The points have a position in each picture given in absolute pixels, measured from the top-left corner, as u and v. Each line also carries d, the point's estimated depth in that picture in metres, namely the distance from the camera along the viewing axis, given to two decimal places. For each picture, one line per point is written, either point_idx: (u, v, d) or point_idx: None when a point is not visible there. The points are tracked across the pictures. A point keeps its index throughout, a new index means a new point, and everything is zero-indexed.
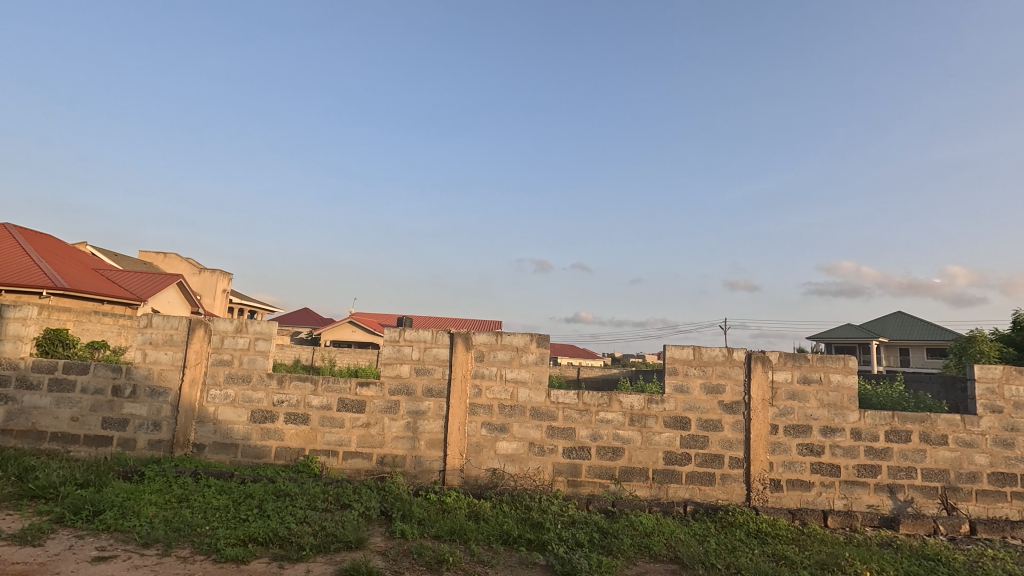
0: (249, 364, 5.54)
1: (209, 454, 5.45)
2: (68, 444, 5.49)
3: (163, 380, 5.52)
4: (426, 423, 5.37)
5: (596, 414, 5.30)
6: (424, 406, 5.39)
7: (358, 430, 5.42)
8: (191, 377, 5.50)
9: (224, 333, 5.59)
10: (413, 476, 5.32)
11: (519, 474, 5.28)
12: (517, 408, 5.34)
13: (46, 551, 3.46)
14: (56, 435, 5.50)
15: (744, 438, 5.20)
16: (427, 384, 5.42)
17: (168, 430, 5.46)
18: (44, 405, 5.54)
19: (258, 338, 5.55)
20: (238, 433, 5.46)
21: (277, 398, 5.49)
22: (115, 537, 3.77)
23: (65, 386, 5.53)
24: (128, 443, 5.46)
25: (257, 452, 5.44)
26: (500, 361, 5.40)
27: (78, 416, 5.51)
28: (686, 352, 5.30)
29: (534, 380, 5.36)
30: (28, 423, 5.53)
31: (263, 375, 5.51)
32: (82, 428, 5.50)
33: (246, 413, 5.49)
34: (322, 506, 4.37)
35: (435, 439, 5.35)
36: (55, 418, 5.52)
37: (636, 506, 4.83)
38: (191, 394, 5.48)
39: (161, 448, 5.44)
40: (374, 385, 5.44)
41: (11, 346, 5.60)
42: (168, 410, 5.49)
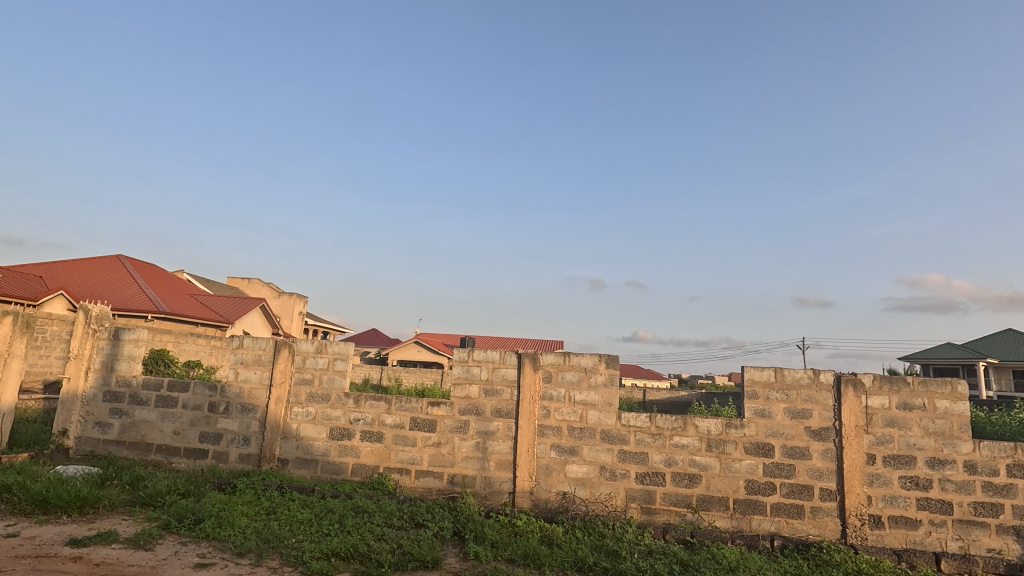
0: (328, 383, 5.83)
1: (293, 468, 5.75)
2: (171, 456, 5.98)
3: (252, 398, 5.92)
4: (495, 444, 5.39)
5: (670, 438, 5.10)
6: (493, 426, 5.42)
7: (429, 449, 5.52)
8: (277, 395, 5.86)
9: (306, 353, 5.93)
10: (484, 497, 5.33)
11: (590, 499, 5.15)
12: (586, 430, 5.25)
13: (156, 556, 3.76)
14: (161, 446, 6.01)
15: (837, 468, 4.80)
16: (495, 405, 5.45)
17: (257, 445, 5.82)
18: (151, 418, 6.08)
19: (337, 358, 5.84)
20: (319, 450, 5.73)
21: (353, 416, 5.72)
22: (213, 545, 4.04)
23: (169, 402, 6.06)
24: (221, 456, 5.87)
25: (336, 468, 5.67)
26: (568, 382, 5.35)
27: (180, 430, 6.01)
28: (767, 374, 5.00)
29: (603, 402, 5.26)
30: (138, 435, 6.09)
31: (340, 395, 5.78)
32: (183, 441, 5.98)
33: (325, 430, 5.76)
34: (397, 525, 4.46)
35: (505, 460, 5.35)
36: (161, 431, 6.04)
37: (717, 538, 4.56)
38: (277, 411, 5.83)
39: (250, 462, 5.80)
40: (444, 405, 5.54)
41: (125, 365, 6.26)
42: (256, 426, 5.86)
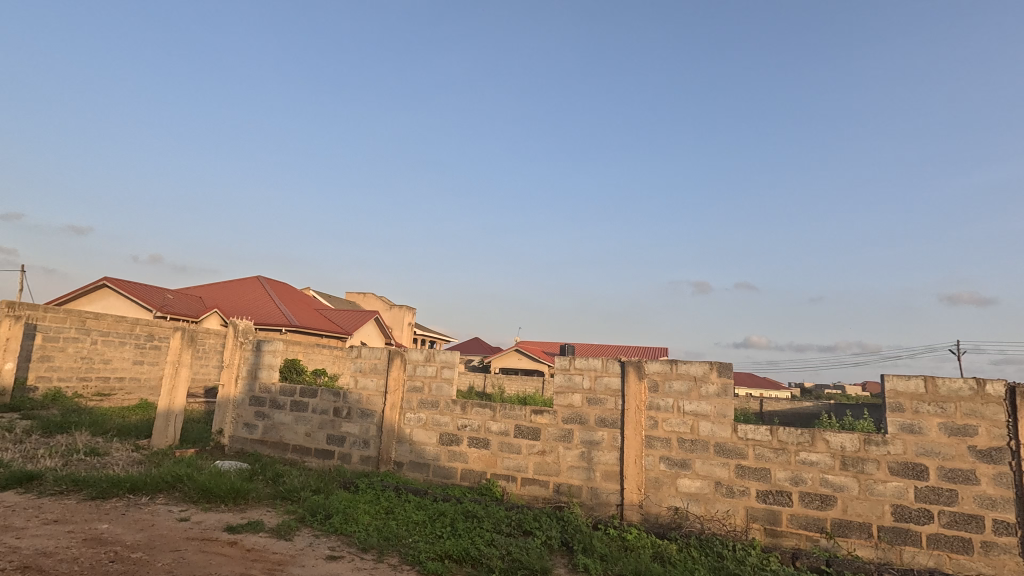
0: (437, 391, 6.12)
1: (407, 471, 6.09)
2: (304, 455, 6.63)
3: (370, 404, 6.39)
4: (600, 454, 5.27)
5: (796, 454, 4.63)
6: (598, 435, 5.31)
7: (534, 457, 5.55)
8: (391, 401, 6.26)
9: (416, 362, 6.28)
10: (591, 507, 5.23)
11: (706, 516, 4.83)
12: (698, 443, 4.94)
13: (295, 546, 4.17)
14: (296, 446, 6.70)
15: (1016, 497, 4.03)
16: (599, 414, 5.34)
17: (375, 448, 6.26)
18: (287, 421, 6.80)
19: (444, 367, 6.12)
20: (430, 454, 6.01)
21: (461, 422, 5.94)
22: (341, 539, 4.40)
23: (301, 406, 6.74)
24: (345, 457, 6.39)
25: (446, 473, 5.91)
26: (676, 392, 5.09)
27: (311, 432, 6.65)
28: (914, 384, 4.36)
29: (716, 413, 4.93)
30: (277, 435, 6.84)
31: (448, 402, 6.03)
32: (313, 442, 6.60)
33: (436, 435, 6.03)
34: (505, 531, 4.53)
35: (611, 471, 5.21)
36: (295, 432, 6.73)
37: (859, 569, 4.03)
38: (392, 416, 6.22)
39: (370, 463, 6.25)
40: (548, 413, 5.55)
41: (266, 373, 7.08)
42: (374, 430, 6.31)
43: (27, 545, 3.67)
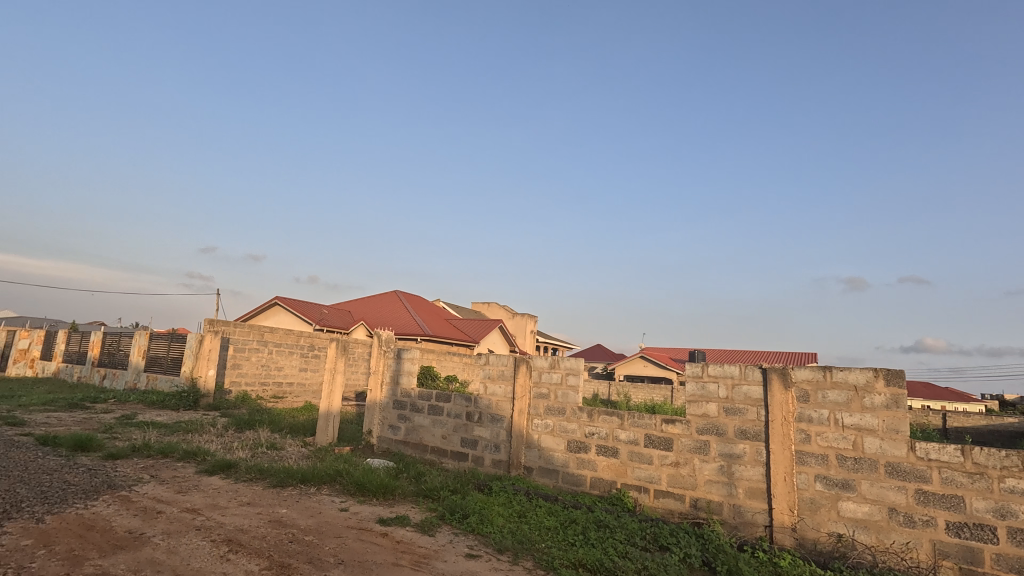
0: (563, 397, 6.15)
1: (537, 476, 6.17)
2: (441, 456, 7.08)
3: (499, 409, 6.62)
4: (743, 469, 4.86)
5: (1000, 481, 3.82)
6: (739, 449, 4.90)
7: (667, 469, 5.30)
8: (519, 407, 6.42)
9: (541, 369, 6.38)
10: (734, 527, 4.83)
11: (878, 547, 4.19)
12: (864, 461, 4.32)
13: (437, 542, 4.46)
14: (434, 448, 7.18)
15: None
16: (739, 425, 4.93)
17: (506, 452, 6.46)
18: (426, 424, 7.32)
19: (569, 374, 6.14)
20: (558, 460, 6.04)
21: (588, 430, 5.88)
22: (478, 539, 4.60)
23: (437, 410, 7.21)
24: (478, 460, 6.69)
25: (576, 480, 5.88)
26: (832, 403, 4.51)
27: (446, 434, 7.08)
28: None
29: (885, 428, 4.27)
30: (417, 437, 7.39)
31: (575, 408, 6.02)
32: (449, 444, 7.02)
33: (563, 442, 6.05)
34: (640, 544, 4.37)
35: (756, 488, 4.77)
36: (433, 434, 7.21)
37: None
38: (520, 422, 6.38)
39: (501, 467, 6.46)
40: (680, 423, 5.27)
41: (406, 379, 7.71)
42: (504, 434, 6.53)
43: (229, 522, 4.40)
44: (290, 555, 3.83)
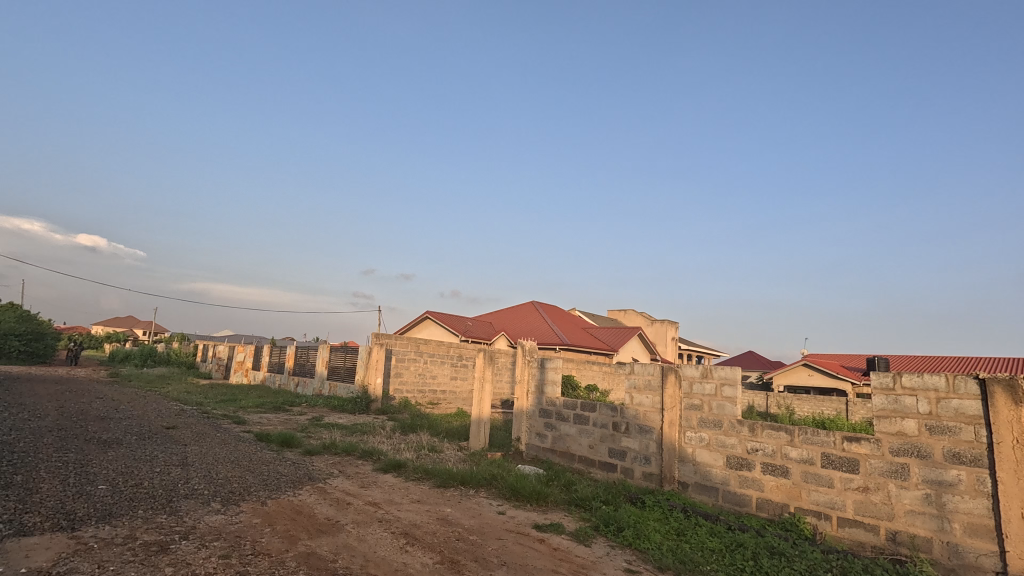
0: (719, 409, 5.74)
1: (694, 493, 5.81)
2: (589, 466, 7.05)
3: (647, 420, 6.41)
4: (958, 500, 4.05)
5: None
6: (951, 475, 4.11)
7: (853, 494, 4.62)
8: (669, 419, 6.14)
9: (692, 379, 6.05)
10: (950, 569, 4.03)
11: None
12: None
13: (594, 553, 4.44)
14: (582, 457, 7.17)
15: None
16: (949, 447, 4.14)
17: (657, 465, 6.20)
18: (572, 433, 7.36)
19: (725, 384, 5.73)
20: (717, 477, 5.63)
21: (750, 445, 5.40)
22: (636, 553, 4.47)
23: (583, 420, 7.22)
24: (628, 472, 6.52)
25: (738, 500, 5.41)
26: None
27: (593, 444, 7.03)
28: None
29: None
30: (565, 445, 7.46)
31: (733, 422, 5.58)
32: (597, 454, 6.96)
33: (722, 457, 5.63)
34: None
35: (980, 525, 3.92)
36: (580, 444, 7.22)
37: None
38: (672, 434, 6.08)
39: (653, 481, 6.21)
40: (867, 441, 4.57)
41: (551, 388, 7.86)
42: (654, 446, 6.29)
43: (404, 517, 4.89)
44: (459, 552, 4.12)
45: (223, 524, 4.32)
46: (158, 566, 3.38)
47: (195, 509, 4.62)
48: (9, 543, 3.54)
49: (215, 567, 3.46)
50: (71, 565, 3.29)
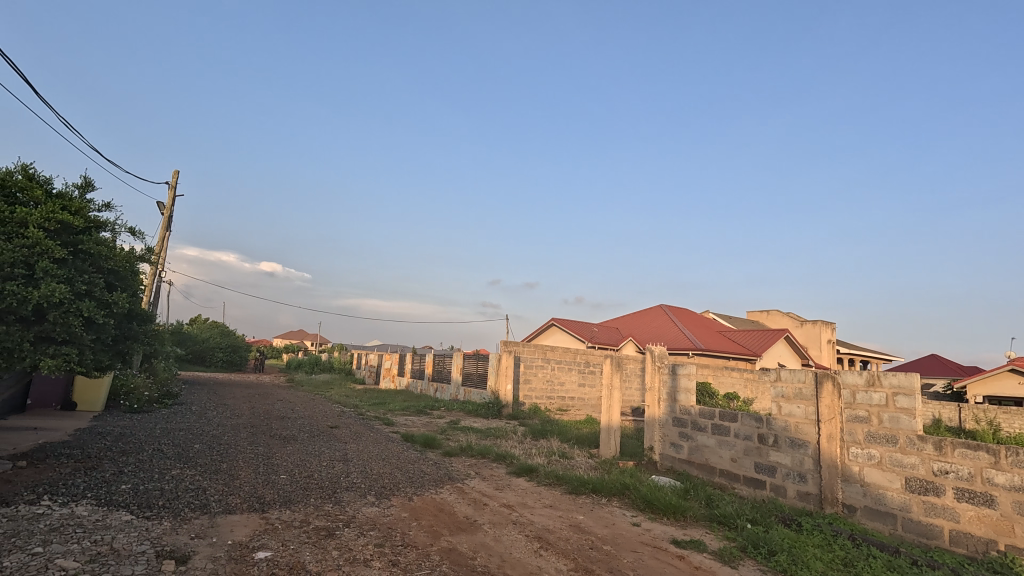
0: (891, 423, 4.94)
1: (864, 518, 5.04)
2: (733, 481, 6.50)
3: (800, 433, 5.74)
4: None
5: None
6: None
7: None
8: (828, 432, 5.43)
9: (855, 387, 5.30)
10: None
11: None
12: None
13: None
14: (723, 471, 6.65)
15: None
16: None
17: (815, 484, 5.51)
18: (711, 444, 6.87)
19: (898, 394, 4.94)
20: (894, 502, 4.82)
21: (938, 466, 4.57)
22: None
23: (723, 430, 6.70)
24: (779, 490, 5.88)
25: (924, 531, 4.58)
26: None
27: (736, 457, 6.49)
28: None
29: None
30: (703, 457, 6.98)
31: (912, 438, 4.77)
32: (741, 468, 6.40)
33: (899, 479, 4.81)
34: None
35: None
36: (721, 456, 6.70)
37: None
38: (831, 450, 5.37)
39: (811, 502, 5.52)
40: None
41: (684, 396, 7.45)
42: (810, 463, 5.60)
43: (538, 521, 4.97)
44: (593, 561, 4.07)
45: (377, 515, 4.79)
46: (327, 549, 3.86)
47: (354, 500, 5.19)
48: (220, 519, 4.32)
49: (371, 553, 3.85)
50: (263, 541, 3.91)
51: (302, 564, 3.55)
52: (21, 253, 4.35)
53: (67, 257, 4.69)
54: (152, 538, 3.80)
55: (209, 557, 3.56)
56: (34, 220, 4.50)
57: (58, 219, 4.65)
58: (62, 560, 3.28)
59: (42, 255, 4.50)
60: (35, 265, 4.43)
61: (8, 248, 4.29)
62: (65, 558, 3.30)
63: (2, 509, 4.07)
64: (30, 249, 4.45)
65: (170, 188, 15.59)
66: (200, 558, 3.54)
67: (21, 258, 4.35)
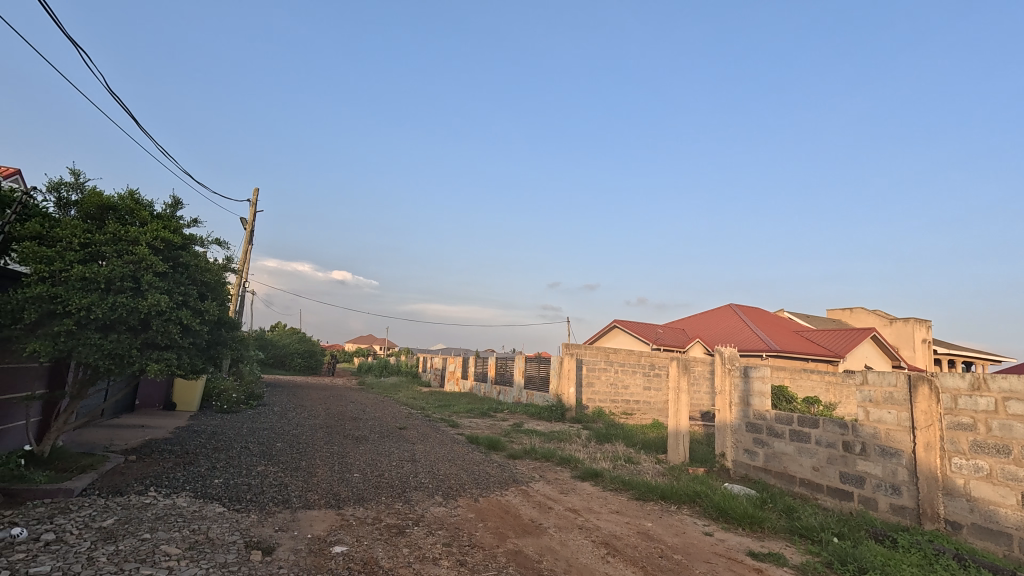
0: (1003, 431, 4.42)
1: (972, 537, 4.52)
2: (815, 491, 6.07)
3: (892, 441, 5.28)
4: None
5: None
6: None
7: None
8: (925, 441, 4.96)
9: (956, 392, 4.80)
10: None
11: None
12: None
13: None
14: (804, 480, 6.23)
15: None
16: None
17: (911, 498, 5.03)
18: (790, 451, 6.46)
19: (1009, 399, 4.42)
20: (1008, 520, 4.30)
21: None
22: None
23: (803, 437, 6.28)
24: (870, 502, 5.42)
25: None
26: None
27: (818, 466, 6.05)
28: None
29: None
30: (781, 465, 6.57)
31: None
32: (824, 478, 5.97)
33: (1014, 494, 4.30)
34: None
35: None
36: (801, 465, 6.29)
37: None
38: (930, 460, 4.89)
39: (907, 516, 5.05)
40: None
41: (758, 400, 7.07)
42: (905, 474, 5.13)
43: (604, 526, 4.89)
44: (664, 570, 3.94)
45: (445, 515, 4.89)
46: (398, 546, 4.00)
47: (423, 500, 5.34)
48: (300, 513, 4.60)
49: (440, 552, 3.94)
50: (339, 536, 4.11)
51: (375, 560, 3.70)
52: (129, 268, 4.86)
53: (167, 271, 5.19)
54: (242, 529, 4.10)
55: (291, 549, 3.79)
56: (140, 238, 5.01)
57: (159, 236, 5.15)
58: (166, 546, 3.61)
59: (147, 269, 5.00)
60: (141, 279, 4.93)
61: (119, 265, 4.80)
62: (169, 544, 3.64)
63: (117, 498, 4.55)
64: (136, 264, 4.95)
65: (251, 205, 16.85)
66: (283, 549, 3.78)
67: (129, 273, 4.86)
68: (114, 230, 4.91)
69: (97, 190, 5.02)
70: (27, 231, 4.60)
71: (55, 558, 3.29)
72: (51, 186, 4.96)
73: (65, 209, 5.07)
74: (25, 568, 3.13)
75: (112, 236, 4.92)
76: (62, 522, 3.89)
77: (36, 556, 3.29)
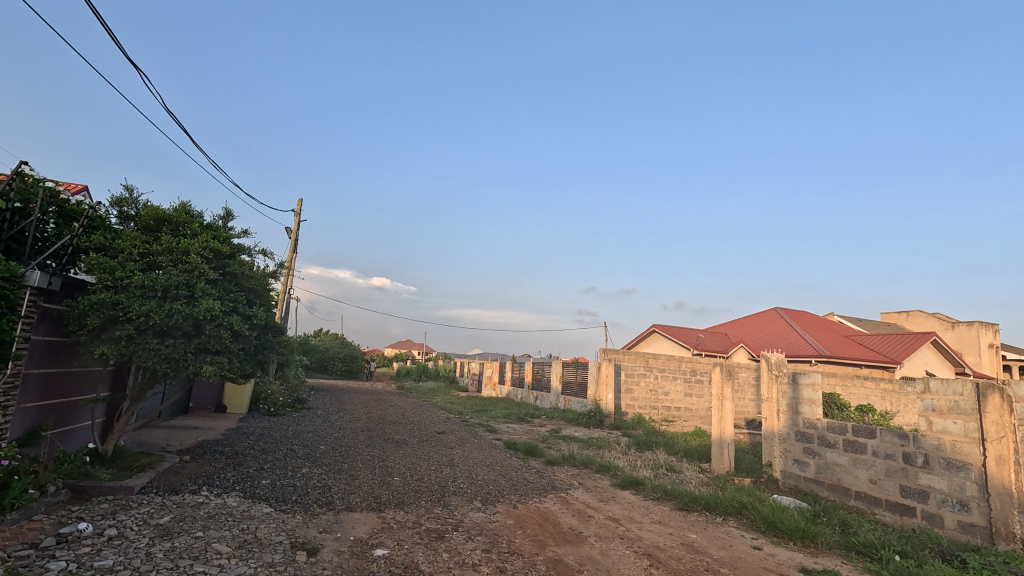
0: None
1: None
2: (873, 506, 5.73)
3: (958, 453, 4.93)
4: None
5: None
6: None
7: None
8: (997, 454, 4.61)
9: None
10: None
11: None
12: None
13: None
14: (860, 493, 5.90)
15: None
16: None
17: (982, 515, 4.68)
18: (844, 462, 6.13)
19: None
20: None
21: None
22: None
23: (858, 448, 5.95)
24: (934, 519, 5.07)
25: None
26: None
27: (876, 479, 5.72)
28: None
29: None
30: (835, 477, 6.24)
31: None
32: (882, 492, 5.63)
33: None
34: None
35: None
36: (856, 477, 5.95)
37: None
38: (1003, 475, 4.55)
39: (978, 535, 4.69)
40: None
41: (809, 408, 6.74)
42: (974, 489, 4.77)
43: (646, 537, 4.76)
44: None
45: (484, 521, 4.89)
46: (438, 551, 4.02)
47: (463, 505, 5.35)
48: (344, 515, 4.69)
49: (480, 558, 3.94)
50: (381, 539, 4.17)
51: (416, 564, 3.73)
52: (183, 276, 5.11)
53: (217, 279, 5.42)
54: (287, 529, 4.22)
55: (335, 551, 3.87)
56: (193, 247, 5.26)
57: (210, 246, 5.39)
58: (218, 544, 3.75)
59: (199, 277, 5.23)
60: (194, 286, 5.18)
61: (173, 273, 5.06)
62: (220, 542, 3.79)
63: (173, 497, 4.77)
64: (190, 272, 5.20)
65: (295, 215, 17.49)
66: (327, 550, 3.86)
67: (183, 281, 5.11)
68: (168, 241, 5.17)
69: (153, 204, 5.30)
70: (92, 244, 4.90)
71: (117, 552, 3.47)
72: (112, 201, 5.29)
73: (126, 223, 5.39)
74: (90, 561, 3.32)
75: (167, 246, 5.18)
76: (124, 518, 4.10)
77: (101, 551, 3.48)
